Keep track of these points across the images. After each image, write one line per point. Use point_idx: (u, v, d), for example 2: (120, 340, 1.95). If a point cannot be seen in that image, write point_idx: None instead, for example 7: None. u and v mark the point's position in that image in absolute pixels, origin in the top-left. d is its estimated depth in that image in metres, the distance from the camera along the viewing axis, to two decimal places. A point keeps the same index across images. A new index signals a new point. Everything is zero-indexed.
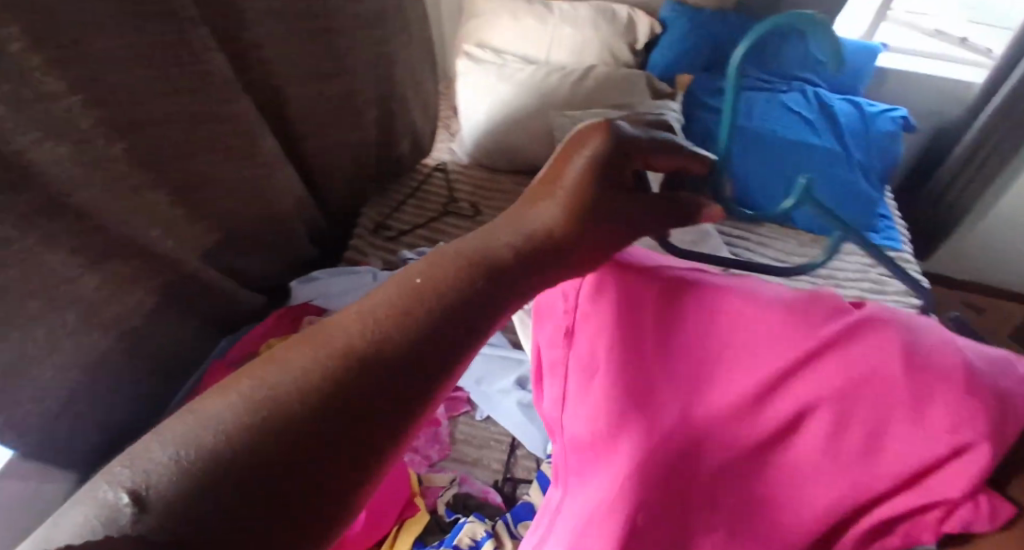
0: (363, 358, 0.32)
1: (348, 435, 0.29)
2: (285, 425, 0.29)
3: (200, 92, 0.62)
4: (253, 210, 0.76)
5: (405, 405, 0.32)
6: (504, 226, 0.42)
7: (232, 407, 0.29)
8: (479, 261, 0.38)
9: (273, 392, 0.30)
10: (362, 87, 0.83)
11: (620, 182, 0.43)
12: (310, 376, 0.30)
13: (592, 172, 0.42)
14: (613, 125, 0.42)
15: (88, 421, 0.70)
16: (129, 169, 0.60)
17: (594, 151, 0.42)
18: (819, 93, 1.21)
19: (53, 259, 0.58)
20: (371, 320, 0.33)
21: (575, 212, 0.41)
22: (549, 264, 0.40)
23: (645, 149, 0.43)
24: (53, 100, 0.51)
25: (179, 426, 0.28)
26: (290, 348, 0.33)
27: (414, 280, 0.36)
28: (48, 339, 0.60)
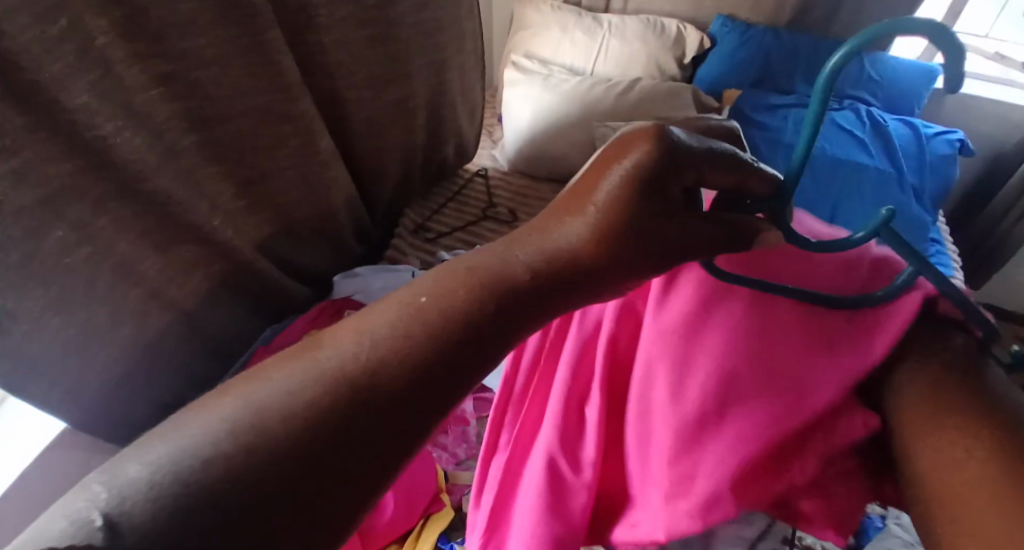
0: (353, 381, 0.32)
1: (327, 464, 0.30)
2: (271, 444, 0.30)
3: (265, 91, 0.66)
4: (306, 205, 0.79)
5: (388, 441, 0.32)
6: (527, 238, 0.39)
7: (213, 431, 0.30)
8: (488, 282, 0.37)
9: (256, 416, 0.31)
10: (417, 92, 0.87)
11: (664, 200, 0.37)
12: (297, 402, 0.31)
13: (631, 185, 0.36)
14: (663, 134, 0.36)
15: (141, 398, 0.74)
16: (195, 160, 0.63)
17: (636, 161, 0.36)
18: (872, 113, 1.19)
19: (123, 241, 0.61)
20: (365, 342, 0.34)
21: (604, 232, 0.37)
22: (568, 290, 0.37)
23: (700, 163, 0.37)
24: (133, 93, 0.55)
25: (163, 443, 0.30)
26: (280, 367, 0.33)
27: (419, 299, 0.36)
28: (112, 316, 0.64)
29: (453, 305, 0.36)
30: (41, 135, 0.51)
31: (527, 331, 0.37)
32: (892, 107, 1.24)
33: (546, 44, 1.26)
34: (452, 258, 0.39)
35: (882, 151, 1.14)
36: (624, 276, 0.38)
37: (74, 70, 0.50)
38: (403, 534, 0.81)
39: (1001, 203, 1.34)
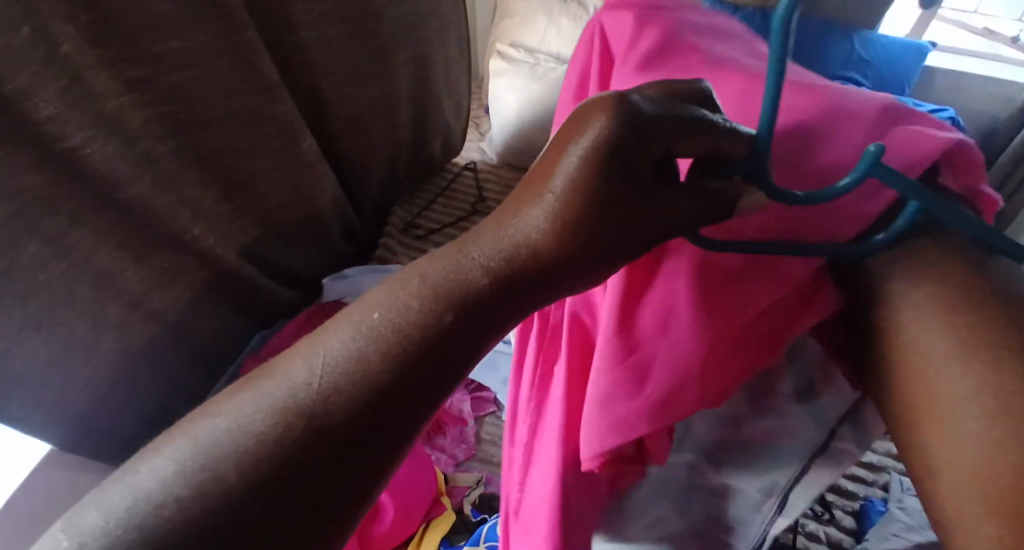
0: (306, 413, 0.29)
1: (289, 503, 0.28)
2: (224, 488, 0.27)
3: (243, 92, 0.63)
4: (290, 207, 0.77)
5: (354, 471, 0.29)
6: (483, 234, 0.34)
7: (164, 476, 0.28)
8: (445, 293, 0.33)
9: (207, 458, 0.28)
10: (401, 88, 0.84)
11: (632, 178, 0.31)
12: (247, 439, 0.29)
13: (591, 169, 0.31)
14: (617, 106, 0.30)
15: (128, 412, 0.72)
16: (172, 167, 0.61)
17: (596, 140, 0.30)
18: None
19: (101, 253, 0.59)
20: (316, 366, 0.31)
21: (564, 226, 0.31)
22: (537, 289, 0.33)
23: (669, 133, 0.31)
24: (104, 100, 0.53)
25: (117, 488, 0.28)
26: (232, 400, 0.31)
27: (371, 316, 0.32)
28: (94, 330, 0.62)
29: (410, 320, 0.32)
30: (9, 149, 0.49)
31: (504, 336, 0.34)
32: None
33: (532, 33, 1.22)
34: (406, 263, 0.35)
35: None
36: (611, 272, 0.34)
37: (39, 78, 0.48)
38: (405, 539, 0.80)
39: None
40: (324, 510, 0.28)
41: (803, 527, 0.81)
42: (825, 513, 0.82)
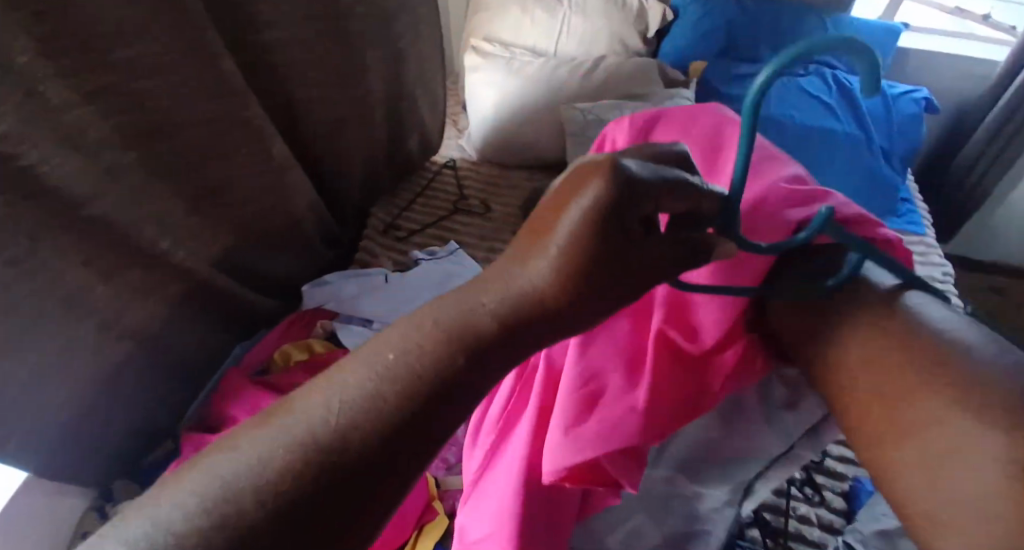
0: (324, 446, 0.31)
1: (306, 530, 0.29)
2: (244, 515, 0.29)
3: (208, 99, 0.61)
4: (265, 214, 0.75)
5: (366, 498, 0.31)
6: (490, 281, 0.37)
7: (184, 507, 0.29)
8: (453, 333, 0.35)
9: (226, 489, 0.30)
10: (374, 87, 0.83)
11: (624, 232, 0.34)
12: (266, 471, 0.30)
13: (591, 227, 0.34)
14: (613, 168, 0.33)
15: (105, 433, 0.69)
16: (139, 178, 0.59)
17: (595, 200, 0.33)
18: (838, 76, 1.18)
19: (69, 272, 0.57)
20: (334, 405, 0.33)
21: (565, 278, 0.35)
22: (539, 331, 0.36)
23: (658, 197, 0.34)
24: (63, 112, 0.50)
25: (136, 519, 0.29)
26: (252, 434, 0.32)
27: (386, 356, 0.34)
28: (66, 352, 0.60)
29: (421, 362, 0.34)
30: None
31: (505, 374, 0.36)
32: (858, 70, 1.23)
33: (506, 26, 1.22)
34: (418, 307, 0.38)
35: (850, 116, 1.14)
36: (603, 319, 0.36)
37: None
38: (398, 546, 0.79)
39: (969, 156, 1.36)
40: (332, 531, 0.30)
41: (794, 510, 0.80)
42: (815, 495, 0.81)
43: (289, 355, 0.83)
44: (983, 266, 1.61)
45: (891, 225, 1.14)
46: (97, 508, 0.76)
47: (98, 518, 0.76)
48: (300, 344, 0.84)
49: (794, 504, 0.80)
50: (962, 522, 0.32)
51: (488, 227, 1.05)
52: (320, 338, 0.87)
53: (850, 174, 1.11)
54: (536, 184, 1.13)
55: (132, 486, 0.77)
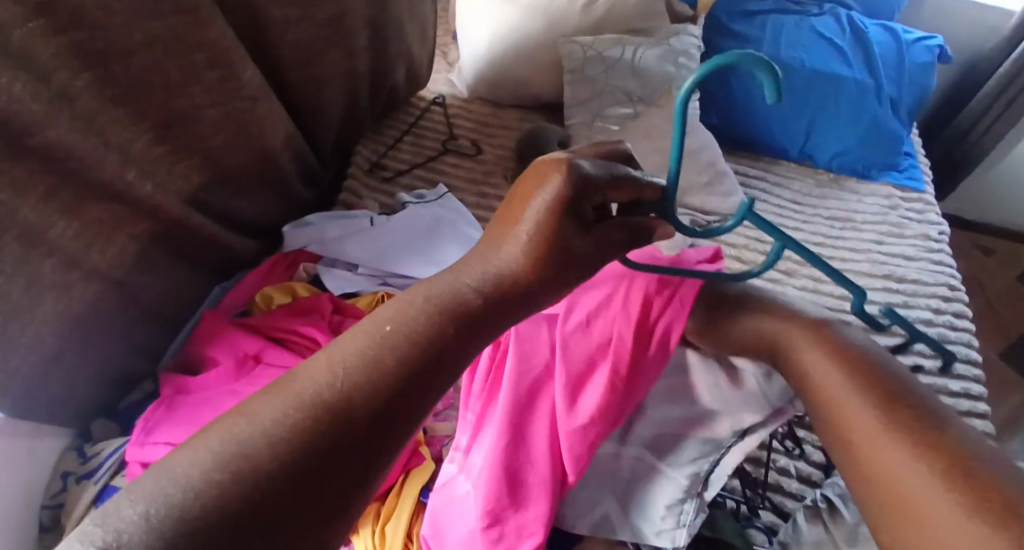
0: (331, 405, 0.33)
1: (320, 481, 0.31)
2: (255, 473, 0.30)
3: (166, 15, 0.56)
4: (240, 147, 0.71)
5: (375, 452, 0.34)
6: (471, 265, 0.42)
7: (201, 465, 0.30)
8: (444, 308, 0.39)
9: (240, 449, 0.31)
10: (353, 10, 0.77)
11: (580, 221, 0.41)
12: (278, 431, 0.32)
13: (557, 210, 0.40)
14: (568, 165, 0.39)
15: (78, 376, 0.66)
16: (95, 106, 0.54)
17: (555, 191, 0.40)
18: (852, 17, 1.12)
19: (25, 205, 0.53)
20: (337, 371, 0.35)
21: (536, 256, 0.40)
22: (514, 304, 0.41)
23: (606, 189, 0.40)
24: (6, 29, 0.45)
25: (149, 485, 0.29)
26: (261, 400, 0.34)
27: (384, 328, 0.38)
28: (29, 292, 0.56)
29: (418, 331, 0.38)
30: None
31: (481, 344, 0.40)
32: (871, 12, 1.20)
33: None
34: (408, 289, 0.41)
35: (860, 60, 1.08)
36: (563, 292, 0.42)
37: None
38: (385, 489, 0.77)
39: (975, 109, 1.32)
40: (342, 486, 0.32)
41: (773, 460, 0.76)
42: (797, 449, 0.76)
43: (271, 300, 0.80)
44: (979, 225, 1.59)
45: (892, 178, 1.10)
46: (76, 449, 0.73)
47: (78, 459, 0.72)
48: (282, 287, 0.81)
49: (773, 455, 0.76)
50: (925, 522, 0.41)
51: (478, 170, 1.01)
52: (302, 281, 0.84)
53: (852, 122, 1.08)
54: (531, 126, 1.08)
55: (110, 429, 0.75)
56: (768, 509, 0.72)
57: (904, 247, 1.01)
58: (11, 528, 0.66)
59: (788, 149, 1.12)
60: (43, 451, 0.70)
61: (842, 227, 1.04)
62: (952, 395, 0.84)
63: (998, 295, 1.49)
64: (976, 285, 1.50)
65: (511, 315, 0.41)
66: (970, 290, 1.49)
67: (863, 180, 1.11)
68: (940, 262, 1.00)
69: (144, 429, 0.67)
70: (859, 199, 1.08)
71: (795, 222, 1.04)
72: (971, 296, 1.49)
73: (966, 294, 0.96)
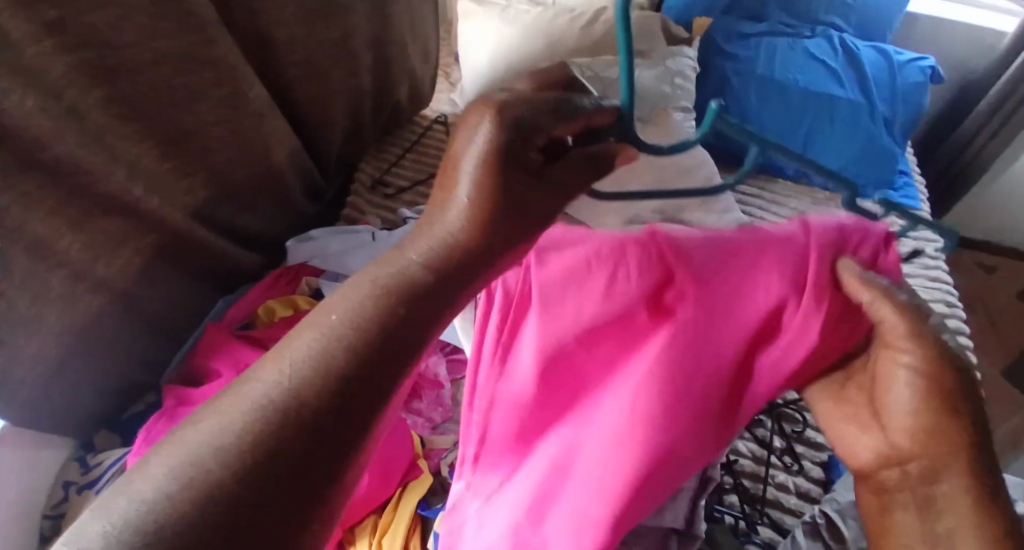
0: (281, 410, 0.32)
1: (290, 483, 0.30)
2: (214, 493, 0.29)
3: (175, 34, 0.58)
4: (247, 161, 0.73)
5: (331, 453, 0.31)
6: (417, 237, 0.38)
7: (157, 479, 0.30)
8: (395, 291, 0.36)
9: (196, 460, 0.30)
10: (357, 29, 0.79)
11: (525, 166, 0.37)
12: (230, 441, 0.30)
13: (492, 166, 0.36)
14: (499, 111, 0.35)
15: (81, 387, 0.67)
16: (104, 122, 0.56)
17: (488, 139, 0.36)
18: (845, 39, 1.15)
19: (34, 217, 0.54)
20: (285, 369, 0.33)
21: (482, 219, 0.37)
22: (471, 277, 0.37)
23: (544, 129, 0.36)
24: (20, 46, 0.47)
25: (113, 505, 0.29)
26: (214, 408, 0.33)
27: (329, 318, 0.35)
28: (34, 303, 0.57)
29: (364, 317, 0.35)
30: None
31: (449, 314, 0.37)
32: (864, 33, 1.23)
33: None
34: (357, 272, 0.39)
35: (853, 80, 1.11)
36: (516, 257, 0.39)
37: None
38: (382, 502, 0.80)
39: (970, 127, 1.34)
40: (306, 487, 0.30)
41: (772, 478, 0.80)
42: (794, 465, 0.80)
43: (273, 311, 0.81)
44: (978, 243, 1.61)
45: (887, 196, 1.12)
46: (78, 459, 0.73)
47: (81, 469, 0.73)
48: (284, 300, 0.83)
49: (772, 472, 0.81)
50: None
51: None
52: (305, 295, 0.85)
53: (847, 140, 1.09)
54: None
55: (112, 439, 0.76)
56: (766, 525, 0.74)
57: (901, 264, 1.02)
58: (12, 535, 0.67)
59: (786, 168, 1.14)
60: (46, 460, 0.71)
61: None
62: None
63: (997, 311, 1.50)
64: (976, 302, 1.51)
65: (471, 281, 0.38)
66: (970, 307, 1.50)
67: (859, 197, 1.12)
68: (937, 278, 1.01)
69: (146, 439, 0.68)
70: None
71: None
72: (971, 313, 1.49)
73: (963, 310, 0.97)
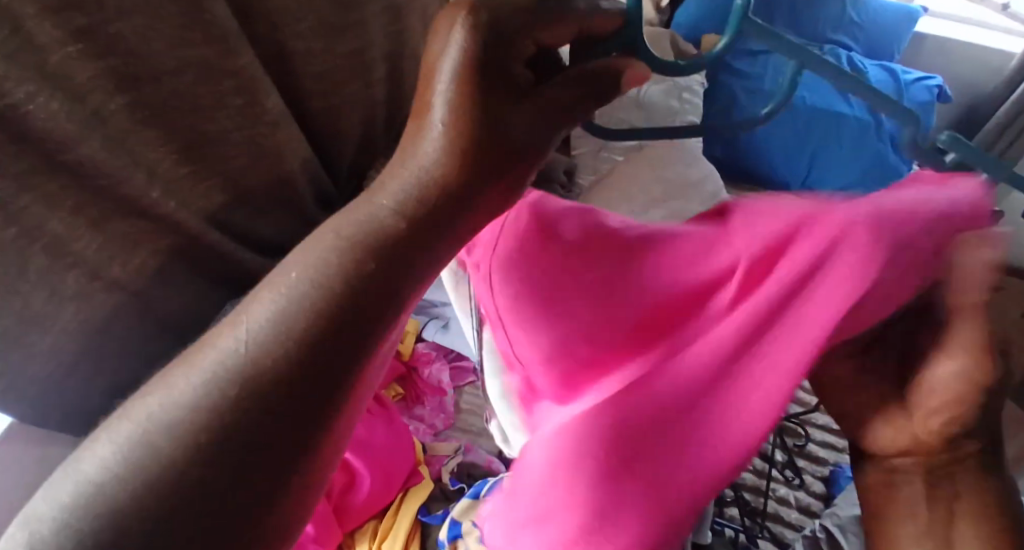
0: (239, 374, 0.43)
1: (253, 432, 0.42)
2: (185, 450, 0.41)
3: (198, 43, 0.58)
4: (265, 168, 0.72)
5: (284, 411, 0.43)
6: (389, 188, 0.51)
7: (131, 439, 0.42)
8: (364, 243, 0.48)
9: (166, 426, 0.42)
10: (374, 44, 0.81)
11: (508, 72, 0.52)
12: (200, 405, 0.42)
13: (467, 65, 0.50)
14: (469, 13, 0.50)
15: (91, 383, 0.70)
16: (127, 127, 0.57)
17: (460, 49, 0.50)
18: (852, 57, 1.17)
19: (53, 218, 0.57)
20: (241, 336, 0.45)
21: (456, 148, 0.50)
22: (448, 199, 0.50)
23: (528, 30, 0.52)
24: (46, 52, 0.49)
25: (105, 444, 0.42)
26: (172, 380, 0.44)
27: (290, 275, 0.47)
28: (50, 302, 0.61)
29: (311, 290, 0.46)
30: None
31: (399, 287, 0.48)
32: None
33: None
34: (323, 225, 0.50)
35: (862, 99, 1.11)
36: (494, 174, 0.52)
37: None
38: None
39: None
40: (257, 443, 0.42)
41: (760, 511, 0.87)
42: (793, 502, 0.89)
43: None
44: None
45: None
46: None
47: None
48: None
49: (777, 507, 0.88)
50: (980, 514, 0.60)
51: None
52: None
53: None
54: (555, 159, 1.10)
55: None
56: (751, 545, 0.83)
57: None
58: None
59: None
60: (54, 454, 0.73)
61: None
62: None
63: None
64: None
65: (443, 217, 0.50)
66: None
67: None
68: None
69: None
70: None
71: None
72: None
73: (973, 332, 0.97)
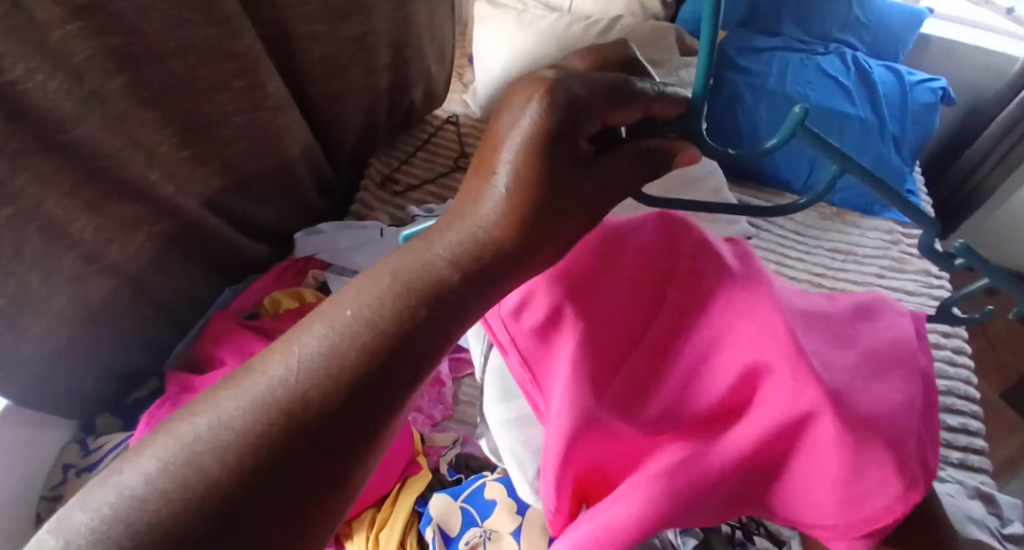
0: (288, 414, 0.30)
1: (269, 484, 0.28)
2: (202, 499, 0.27)
3: (200, 23, 0.59)
4: (261, 150, 0.73)
5: (330, 471, 0.30)
6: (446, 232, 0.37)
7: (146, 473, 0.28)
8: (418, 287, 0.35)
9: (191, 459, 0.28)
10: (377, 29, 0.80)
11: (573, 152, 0.37)
12: (228, 447, 0.29)
13: (538, 141, 0.36)
14: (551, 88, 0.36)
15: (86, 368, 0.68)
16: (125, 108, 0.56)
17: (533, 119, 0.36)
18: (858, 57, 1.16)
19: (51, 199, 0.55)
20: (293, 365, 0.32)
21: (517, 212, 0.37)
22: (497, 275, 0.37)
23: (599, 111, 0.37)
24: (46, 29, 0.48)
25: (102, 491, 0.28)
26: (211, 401, 0.31)
27: (345, 312, 0.34)
28: (45, 283, 0.58)
29: (378, 321, 0.33)
30: None
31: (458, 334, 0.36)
32: (878, 52, 1.24)
33: None
34: (375, 261, 0.37)
35: (865, 100, 1.11)
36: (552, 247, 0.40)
37: None
38: (381, 497, 0.82)
39: (976, 154, 1.35)
40: (273, 507, 0.28)
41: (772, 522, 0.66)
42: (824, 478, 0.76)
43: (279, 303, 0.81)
44: None
45: (894, 215, 1.12)
46: (78, 442, 0.75)
47: (80, 452, 0.74)
48: (288, 292, 0.82)
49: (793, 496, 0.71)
50: None
51: None
52: (311, 288, 0.85)
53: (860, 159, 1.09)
54: None
55: (114, 424, 0.77)
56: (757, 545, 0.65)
57: (904, 280, 1.02)
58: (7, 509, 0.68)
59: (793, 182, 1.16)
60: (45, 439, 0.72)
61: (843, 258, 1.06)
62: (950, 429, 0.85)
63: (997, 337, 1.49)
64: (976, 328, 1.51)
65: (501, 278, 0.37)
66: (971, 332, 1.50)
67: (866, 215, 1.13)
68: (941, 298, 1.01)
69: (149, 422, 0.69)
70: (862, 233, 1.10)
71: (794, 249, 1.07)
72: (971, 338, 1.49)
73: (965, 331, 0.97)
